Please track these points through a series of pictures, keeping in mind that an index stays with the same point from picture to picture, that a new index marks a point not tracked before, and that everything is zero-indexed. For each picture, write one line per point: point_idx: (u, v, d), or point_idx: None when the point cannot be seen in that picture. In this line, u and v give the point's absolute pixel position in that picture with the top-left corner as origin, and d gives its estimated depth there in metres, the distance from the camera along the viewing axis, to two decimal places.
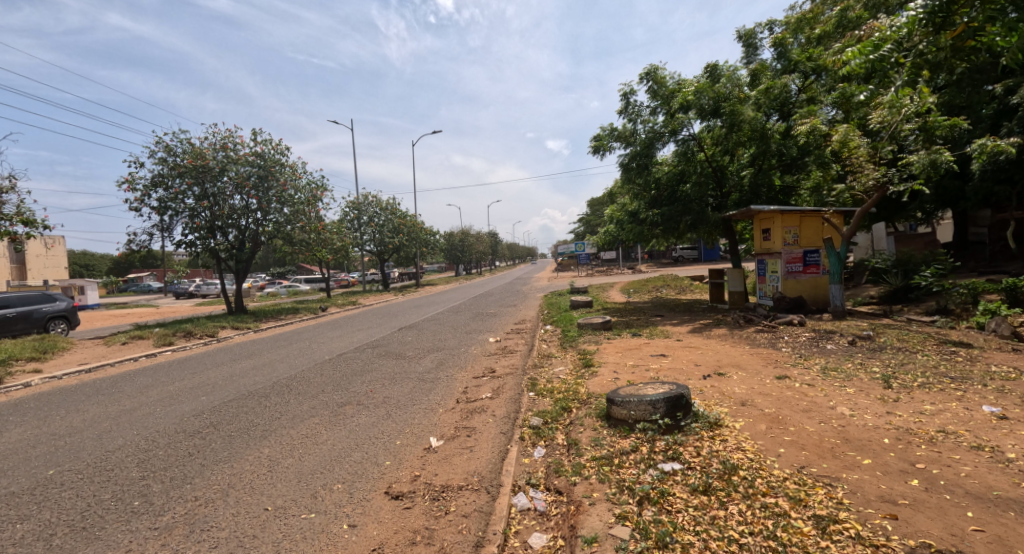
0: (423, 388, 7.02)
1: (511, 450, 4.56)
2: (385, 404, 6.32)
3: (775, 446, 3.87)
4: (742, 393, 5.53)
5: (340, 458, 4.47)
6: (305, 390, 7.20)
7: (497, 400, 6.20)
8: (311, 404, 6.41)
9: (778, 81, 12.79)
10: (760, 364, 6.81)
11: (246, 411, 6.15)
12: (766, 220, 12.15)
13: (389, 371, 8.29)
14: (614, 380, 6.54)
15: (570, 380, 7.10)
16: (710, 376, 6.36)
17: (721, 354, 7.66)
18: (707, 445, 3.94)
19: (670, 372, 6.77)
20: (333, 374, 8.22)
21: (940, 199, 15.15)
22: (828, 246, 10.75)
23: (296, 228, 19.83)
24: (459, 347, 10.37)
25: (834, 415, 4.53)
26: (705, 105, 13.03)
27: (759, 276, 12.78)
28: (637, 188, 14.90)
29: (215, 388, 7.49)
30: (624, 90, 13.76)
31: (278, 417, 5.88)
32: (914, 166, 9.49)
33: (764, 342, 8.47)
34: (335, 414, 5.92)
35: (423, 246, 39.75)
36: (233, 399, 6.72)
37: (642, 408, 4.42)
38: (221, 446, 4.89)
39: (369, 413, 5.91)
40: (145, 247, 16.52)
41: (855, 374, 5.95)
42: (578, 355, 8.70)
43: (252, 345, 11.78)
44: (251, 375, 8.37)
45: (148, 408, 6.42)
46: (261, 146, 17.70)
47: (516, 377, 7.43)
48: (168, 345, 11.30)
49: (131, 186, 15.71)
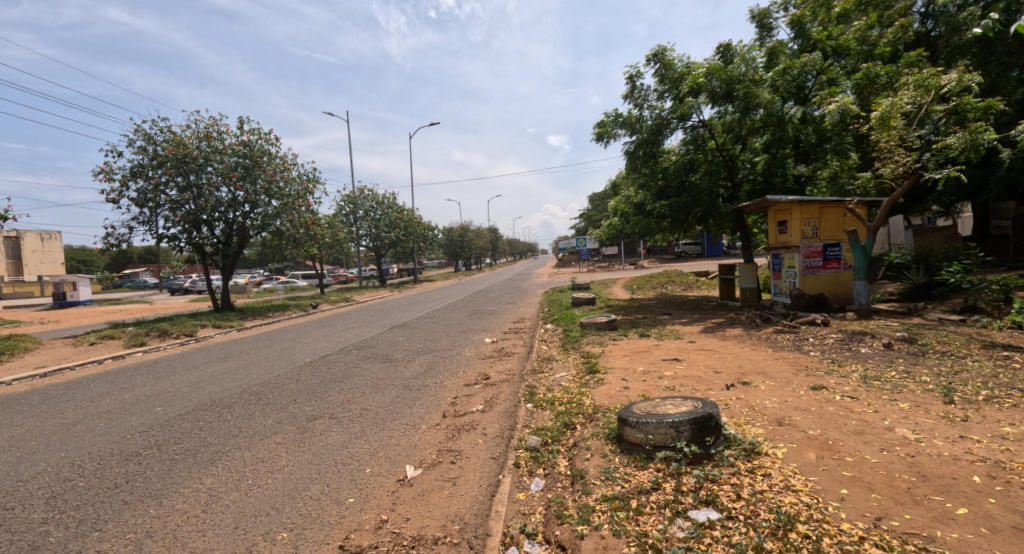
0: (408, 398, 6.23)
1: (504, 483, 3.77)
2: (362, 418, 5.53)
3: (835, 485, 3.06)
4: (776, 408, 4.71)
5: (294, 494, 3.67)
6: (274, 400, 6.39)
7: (489, 414, 5.40)
8: (279, 418, 5.61)
9: (797, 61, 11.72)
10: (789, 372, 6.00)
11: (201, 427, 5.34)
12: (783, 211, 11.35)
13: (373, 377, 7.48)
14: (623, 389, 5.74)
15: (573, 389, 6.28)
16: (734, 386, 5.56)
17: (742, 359, 6.84)
18: (747, 483, 3.16)
19: (687, 380, 5.96)
20: (311, 381, 7.42)
21: (962, 191, 14.32)
22: (853, 238, 9.88)
23: (285, 222, 19.02)
24: (452, 348, 9.58)
25: (896, 440, 3.72)
26: (717, 88, 12.14)
27: (775, 272, 11.97)
28: (643, 178, 14.04)
29: (176, 397, 6.69)
30: (630, 72, 12.89)
31: (236, 434, 5.07)
32: (952, 148, 8.69)
33: (787, 345, 7.64)
34: (302, 432, 5.11)
35: (420, 241, 38.80)
36: (190, 412, 5.91)
37: (662, 431, 3.65)
38: (156, 475, 4.08)
39: (340, 430, 5.12)
40: (125, 240, 15.72)
41: (904, 385, 5.13)
42: (582, 359, 7.89)
43: (231, 346, 10.98)
44: (219, 382, 7.56)
45: (90, 422, 5.61)
46: (247, 135, 16.89)
47: (512, 385, 6.61)
48: (140, 346, 10.49)
49: (108, 177, 14.89)
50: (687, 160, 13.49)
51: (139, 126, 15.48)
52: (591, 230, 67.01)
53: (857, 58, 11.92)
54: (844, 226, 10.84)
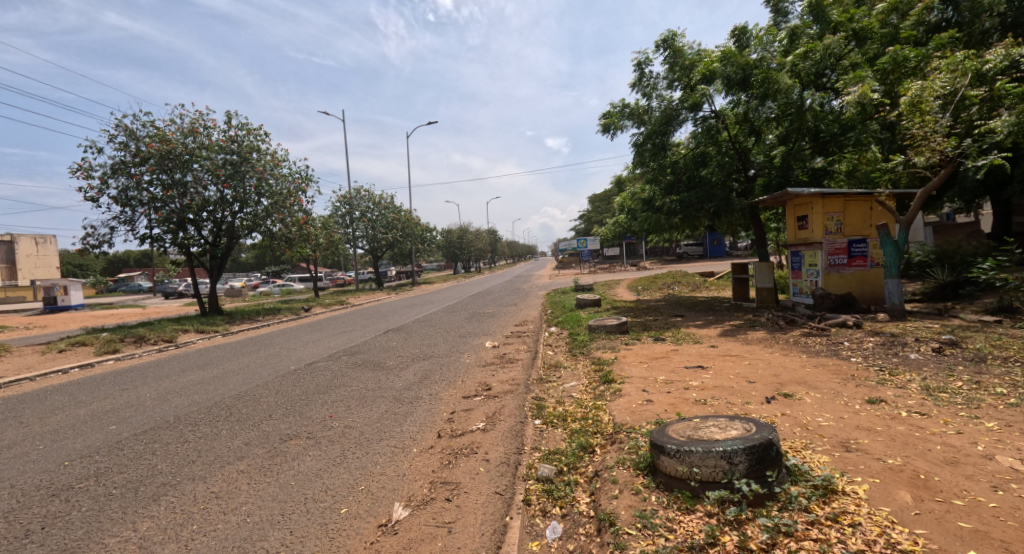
0: (398, 414, 5.44)
1: (512, 529, 3.01)
2: (344, 438, 4.77)
3: (957, 546, 2.29)
4: (834, 428, 3.94)
5: (246, 546, 2.89)
6: (247, 415, 5.62)
7: (492, 434, 4.64)
8: (248, 438, 4.82)
9: (819, 44, 10.97)
10: (835, 382, 5.23)
11: (154, 450, 4.55)
12: (803, 206, 10.63)
13: (361, 388, 6.71)
14: (645, 403, 4.98)
15: (586, 402, 5.50)
16: (776, 400, 4.80)
17: (775, 367, 6.07)
18: (836, 540, 2.39)
19: (718, 392, 5.19)
20: (292, 392, 6.66)
21: (985, 184, 13.54)
22: (883, 233, 9.12)
23: (276, 222, 18.25)
24: (450, 354, 8.81)
25: (1008, 474, 2.95)
26: (731, 75, 11.40)
27: (794, 271, 11.25)
28: (651, 172, 13.33)
29: (137, 412, 5.91)
30: (637, 59, 12.18)
31: (193, 460, 4.29)
32: (996, 131, 7.91)
33: (822, 350, 6.86)
34: (272, 457, 4.34)
35: (419, 243, 37.96)
36: (147, 431, 5.14)
37: (711, 463, 2.95)
38: (82, 518, 3.30)
39: (316, 455, 4.35)
40: (106, 241, 14.95)
41: (980, 399, 4.35)
42: (593, 366, 7.10)
43: (211, 353, 10.20)
44: (189, 394, 6.77)
45: (28, 445, 4.82)
46: (236, 130, 16.07)
47: (517, 398, 5.82)
48: (112, 353, 9.72)
49: (86, 174, 14.13)
50: (699, 153, 12.78)
51: (120, 122, 14.71)
52: (591, 232, 66.15)
53: (880, 42, 11.00)
54: (871, 221, 10.10)
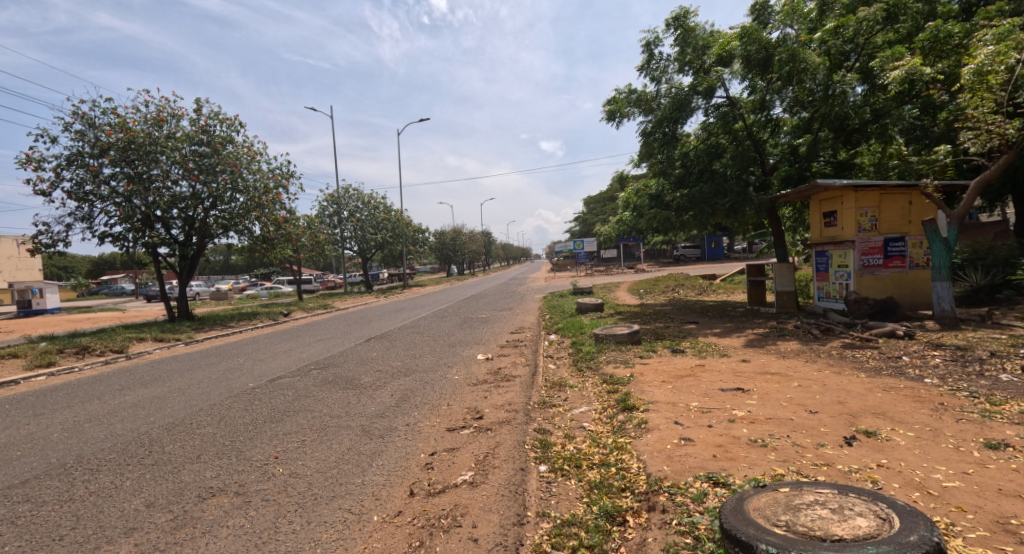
0: (362, 455, 4.22)
1: None
2: (283, 496, 3.52)
3: None
4: (968, 493, 2.77)
5: None
6: (169, 456, 4.37)
7: (482, 492, 3.41)
8: (153, 496, 3.57)
9: (851, 19, 9.89)
10: (925, 413, 4.07)
11: (12, 519, 3.27)
12: (831, 199, 9.53)
13: (324, 415, 5.47)
14: (683, 444, 3.80)
15: (603, 439, 4.31)
16: (858, 440, 3.64)
17: (836, 391, 4.88)
18: None
19: (776, 427, 4.00)
20: (239, 420, 5.41)
21: (1014, 181, 12.37)
22: (931, 229, 7.99)
23: (253, 220, 16.90)
24: (436, 369, 7.59)
25: None
26: (751, 55, 10.34)
27: (820, 273, 10.14)
28: (660, 164, 12.21)
29: (32, 451, 4.63)
30: (646, 39, 11.09)
31: (63, 536, 3.04)
32: None
33: (881, 366, 5.71)
34: (175, 530, 3.09)
35: (411, 244, 36.58)
36: (27, 482, 3.87)
37: None
38: None
39: (236, 527, 3.10)
40: (60, 240, 13.57)
41: None
42: (605, 387, 5.89)
43: (164, 366, 8.91)
44: (110, 423, 5.49)
45: None
46: (207, 120, 14.79)
47: (514, 432, 4.59)
48: (47, 368, 8.41)
49: (37, 165, 12.80)
50: (711, 144, 11.70)
51: (78, 109, 13.43)
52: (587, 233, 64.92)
53: (915, 19, 9.93)
54: (909, 216, 9.01)
